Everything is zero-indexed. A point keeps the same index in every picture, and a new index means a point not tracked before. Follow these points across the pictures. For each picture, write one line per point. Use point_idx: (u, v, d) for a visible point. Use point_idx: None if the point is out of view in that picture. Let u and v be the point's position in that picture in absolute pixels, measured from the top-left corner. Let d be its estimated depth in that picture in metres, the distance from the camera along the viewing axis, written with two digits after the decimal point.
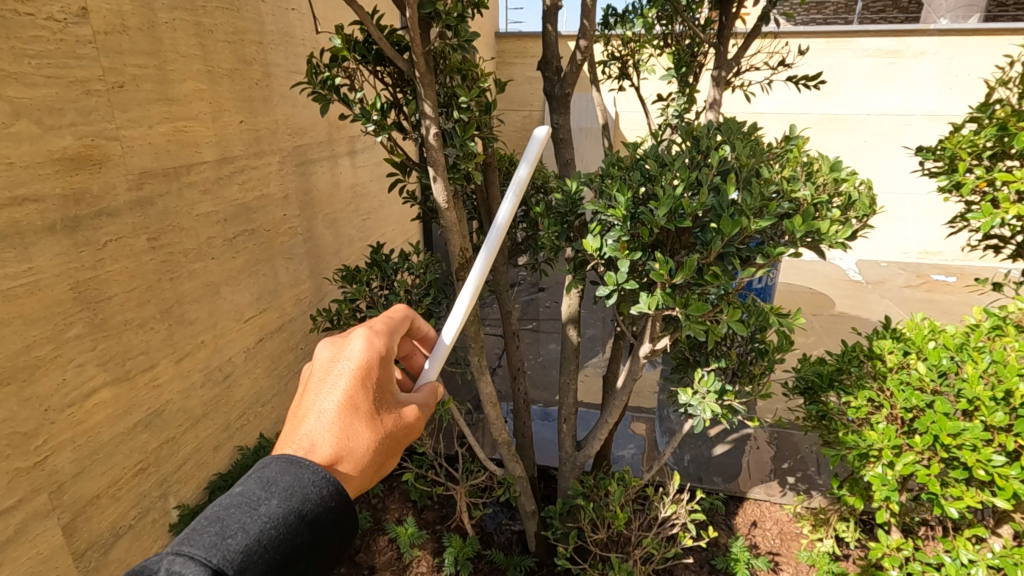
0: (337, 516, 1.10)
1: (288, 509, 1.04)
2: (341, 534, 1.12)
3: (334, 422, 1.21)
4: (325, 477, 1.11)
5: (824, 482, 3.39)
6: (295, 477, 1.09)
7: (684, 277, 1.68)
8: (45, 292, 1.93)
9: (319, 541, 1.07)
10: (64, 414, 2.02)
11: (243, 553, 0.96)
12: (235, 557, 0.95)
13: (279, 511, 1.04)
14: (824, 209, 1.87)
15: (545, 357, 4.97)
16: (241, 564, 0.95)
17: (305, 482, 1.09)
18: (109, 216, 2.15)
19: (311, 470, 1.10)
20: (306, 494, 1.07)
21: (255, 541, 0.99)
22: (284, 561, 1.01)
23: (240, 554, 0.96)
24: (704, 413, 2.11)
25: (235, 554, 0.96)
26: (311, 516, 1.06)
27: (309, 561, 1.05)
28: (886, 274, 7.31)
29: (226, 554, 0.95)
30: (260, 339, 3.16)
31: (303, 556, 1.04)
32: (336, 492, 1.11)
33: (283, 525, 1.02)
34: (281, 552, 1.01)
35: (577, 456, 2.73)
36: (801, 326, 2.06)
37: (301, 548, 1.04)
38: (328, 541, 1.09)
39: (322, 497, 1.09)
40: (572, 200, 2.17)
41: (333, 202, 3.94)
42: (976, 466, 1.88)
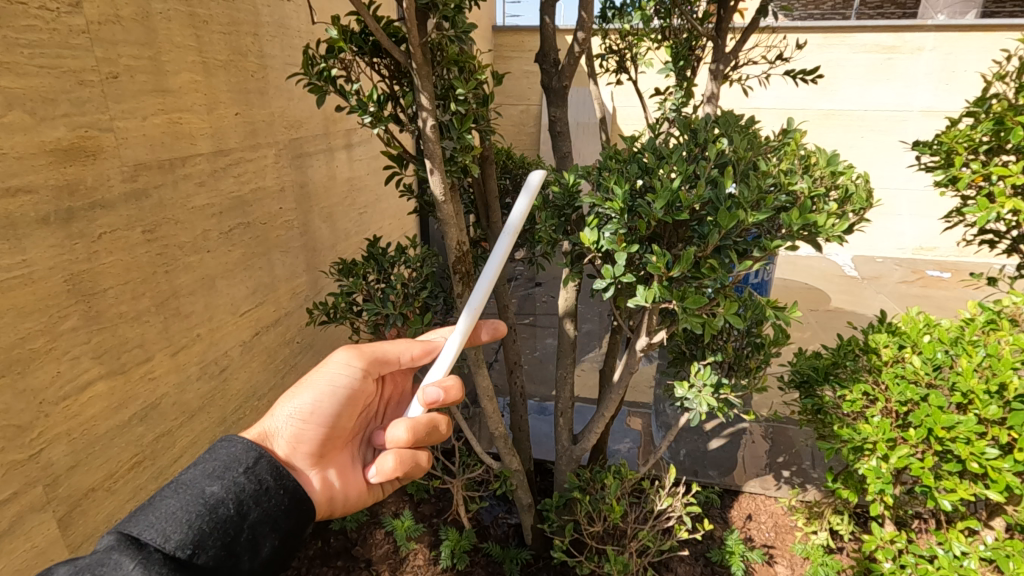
0: (248, 466, 1.36)
1: (201, 473, 1.33)
2: (261, 484, 1.35)
3: None
4: (234, 440, 1.42)
5: (818, 476, 3.41)
6: (210, 451, 1.39)
7: (681, 270, 1.68)
8: (39, 284, 1.92)
9: (233, 491, 1.30)
10: (58, 407, 2.01)
11: (157, 513, 1.22)
12: (147, 519, 1.20)
13: (194, 476, 1.31)
14: (822, 202, 1.87)
15: (542, 351, 4.97)
16: (152, 522, 1.20)
17: (218, 451, 1.38)
18: (104, 208, 2.14)
19: (220, 443, 1.40)
20: (217, 459, 1.36)
21: (170, 503, 1.24)
22: (202, 509, 1.25)
23: (158, 512, 1.22)
24: (700, 406, 2.11)
25: (145, 517, 1.21)
26: (220, 470, 1.33)
27: (232, 506, 1.28)
28: (881, 269, 7.34)
29: (141, 518, 1.21)
30: (256, 333, 3.15)
31: (221, 502, 1.27)
32: (243, 448, 1.39)
33: (199, 483, 1.29)
34: (197, 506, 1.25)
35: (573, 449, 2.73)
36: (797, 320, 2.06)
37: (213, 497, 1.28)
38: (248, 489, 1.33)
39: (231, 458, 1.36)
40: (569, 193, 2.16)
41: (329, 195, 3.93)
42: (969, 458, 1.89)
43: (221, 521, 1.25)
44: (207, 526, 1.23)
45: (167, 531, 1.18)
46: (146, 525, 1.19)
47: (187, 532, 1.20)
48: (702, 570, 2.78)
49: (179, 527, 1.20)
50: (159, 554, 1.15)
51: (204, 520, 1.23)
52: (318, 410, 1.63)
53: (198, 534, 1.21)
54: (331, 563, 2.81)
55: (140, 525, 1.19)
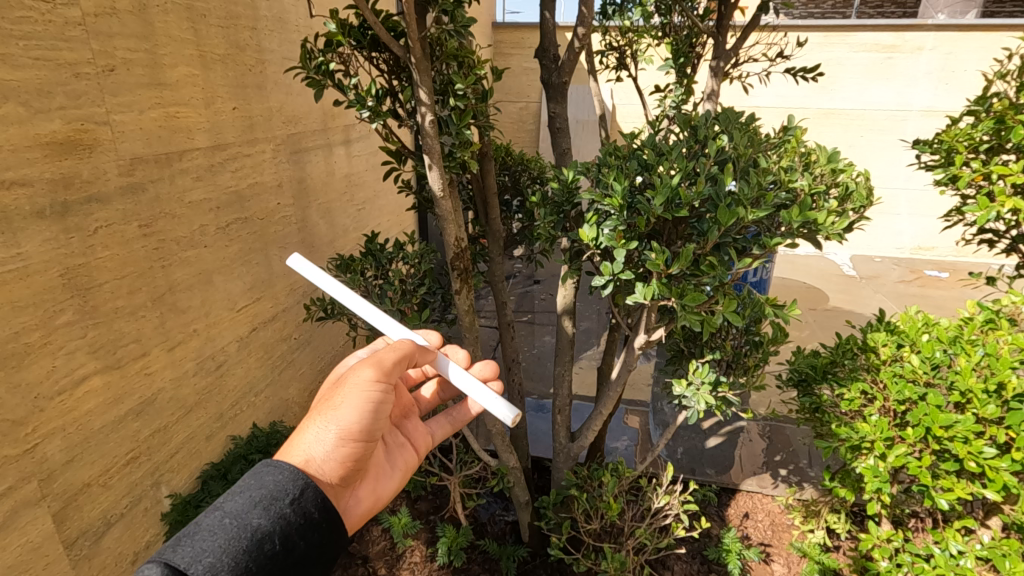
0: (298, 497, 1.17)
1: (245, 500, 1.13)
2: (310, 518, 1.16)
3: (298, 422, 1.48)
4: (280, 464, 1.21)
5: (816, 474, 3.42)
6: (254, 475, 1.19)
7: (680, 267, 1.67)
8: (34, 277, 1.90)
9: (282, 524, 1.12)
10: (53, 401, 2.00)
11: (199, 546, 1.03)
12: (190, 551, 1.02)
13: (239, 506, 1.12)
14: (822, 200, 1.87)
15: (540, 349, 4.97)
16: (196, 556, 1.02)
17: (264, 475, 1.19)
18: (100, 202, 2.12)
19: (266, 467, 1.21)
20: (262, 485, 1.17)
21: (213, 533, 1.06)
22: (248, 544, 1.07)
23: (200, 547, 1.03)
24: (698, 404, 2.11)
25: (189, 551, 1.02)
26: (268, 500, 1.14)
27: (279, 541, 1.10)
28: (879, 269, 7.35)
29: (182, 550, 1.02)
30: (253, 329, 3.14)
31: (269, 537, 1.09)
32: (291, 476, 1.19)
33: (245, 514, 1.10)
34: (244, 542, 1.06)
35: (571, 446, 2.72)
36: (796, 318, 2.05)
37: (260, 530, 1.09)
38: (295, 523, 1.14)
39: (280, 486, 1.17)
40: (568, 189, 2.15)
41: (327, 191, 3.91)
42: (967, 457, 1.89)
43: (266, 561, 1.08)
44: (253, 564, 1.05)
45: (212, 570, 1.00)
46: (191, 558, 1.01)
47: (233, 570, 1.03)
48: (699, 569, 2.78)
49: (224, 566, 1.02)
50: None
51: (250, 559, 1.05)
52: (360, 429, 1.45)
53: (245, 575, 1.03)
54: None
55: (182, 557, 1.01)
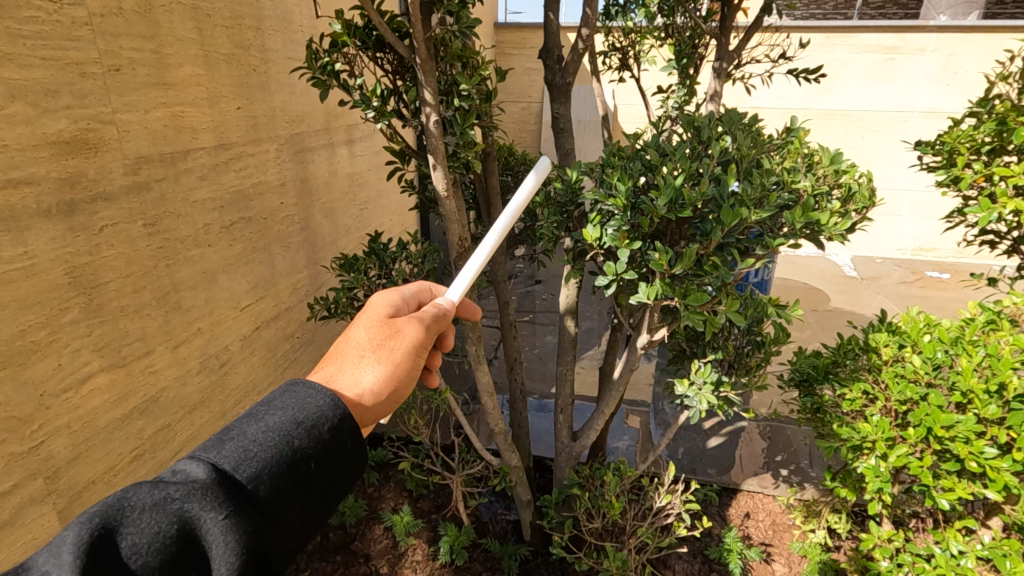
0: (337, 425, 1.16)
1: (287, 417, 1.13)
2: (344, 447, 1.16)
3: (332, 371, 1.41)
4: (321, 389, 1.20)
5: (816, 475, 3.43)
6: (298, 394, 1.19)
7: (683, 267, 1.67)
8: (41, 276, 1.92)
9: (319, 447, 1.12)
10: (59, 399, 2.01)
11: (242, 452, 1.05)
12: (233, 455, 1.04)
13: (279, 419, 1.12)
14: (824, 201, 1.88)
15: (541, 349, 4.98)
16: (239, 460, 1.04)
17: (305, 396, 1.18)
18: (105, 201, 2.13)
19: (307, 387, 1.20)
20: (305, 406, 1.16)
21: (255, 443, 1.07)
22: (286, 461, 1.07)
23: (245, 447, 1.06)
24: (700, 404, 2.13)
25: (232, 455, 1.04)
26: (308, 419, 1.14)
27: (314, 460, 1.11)
28: (881, 269, 7.35)
29: (226, 453, 1.05)
30: (256, 328, 3.15)
31: (305, 458, 1.09)
32: (331, 399, 1.19)
33: (286, 431, 1.10)
34: (281, 451, 1.07)
35: (573, 446, 2.73)
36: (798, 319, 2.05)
37: (299, 451, 1.09)
38: (331, 447, 1.14)
39: (320, 408, 1.16)
40: (572, 189, 2.16)
41: (330, 191, 3.92)
42: (968, 458, 1.89)
43: (299, 477, 1.08)
44: (288, 481, 1.07)
45: (252, 472, 1.03)
46: (235, 462, 1.03)
47: (271, 483, 1.04)
48: (700, 568, 2.80)
49: (264, 474, 1.04)
50: (243, 499, 1.00)
51: (286, 477, 1.06)
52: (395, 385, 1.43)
53: (280, 489, 1.05)
54: (330, 558, 2.83)
55: (227, 460, 1.03)
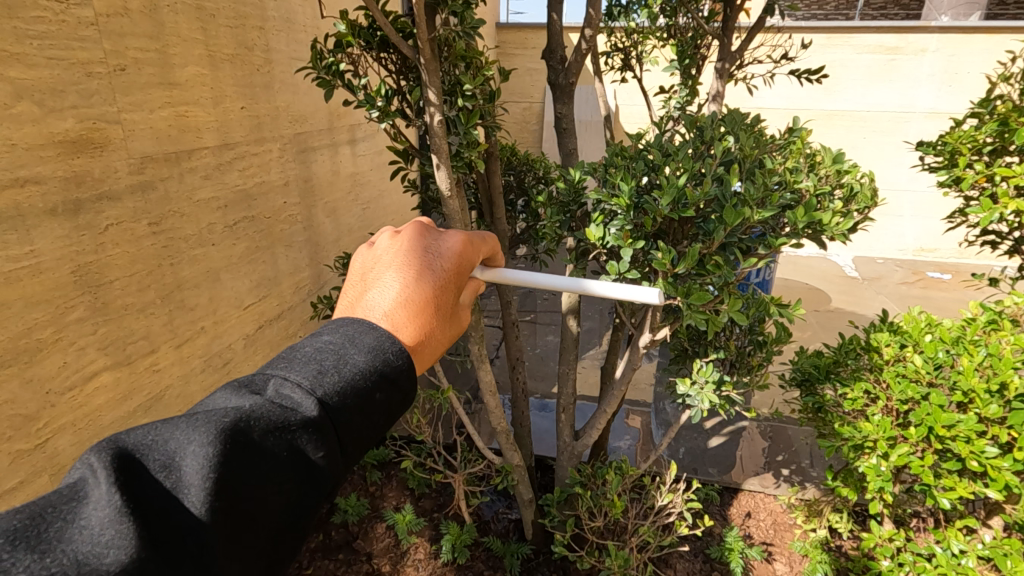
0: (410, 381, 1.18)
1: (378, 362, 1.13)
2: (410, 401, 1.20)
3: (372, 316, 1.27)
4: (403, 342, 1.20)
5: (817, 475, 3.43)
6: (384, 338, 1.17)
7: (686, 266, 1.68)
8: (47, 274, 1.93)
9: (394, 401, 1.15)
10: (64, 397, 2.02)
11: (341, 390, 1.05)
12: (333, 392, 1.05)
13: (371, 364, 1.11)
14: (826, 201, 1.89)
15: (542, 349, 4.99)
16: (339, 399, 1.05)
17: (392, 345, 1.17)
18: (111, 200, 2.15)
19: (392, 342, 1.17)
20: (391, 354, 1.16)
21: (354, 383, 1.07)
22: (372, 409, 1.09)
23: (335, 374, 1.06)
24: (702, 403, 2.14)
25: (332, 393, 1.05)
26: (387, 361, 1.14)
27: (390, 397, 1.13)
28: (881, 270, 7.36)
29: (326, 387, 1.05)
30: (259, 327, 3.16)
31: (383, 408, 1.12)
32: (402, 350, 1.18)
33: (377, 376, 1.11)
34: (372, 398, 1.09)
35: (574, 445, 2.73)
36: (800, 319, 2.05)
37: (382, 401, 1.12)
38: (403, 399, 1.17)
39: (403, 362, 1.17)
40: (575, 189, 2.16)
41: (333, 190, 3.93)
42: (968, 457, 1.90)
43: (377, 423, 1.12)
44: (369, 425, 1.10)
45: (340, 402, 1.04)
46: (335, 399, 1.04)
47: (358, 427, 1.07)
48: (701, 567, 2.80)
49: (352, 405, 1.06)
50: (334, 439, 1.03)
51: (368, 422, 1.09)
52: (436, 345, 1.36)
53: (362, 432, 1.08)
54: (333, 556, 2.85)
55: (328, 396, 1.04)
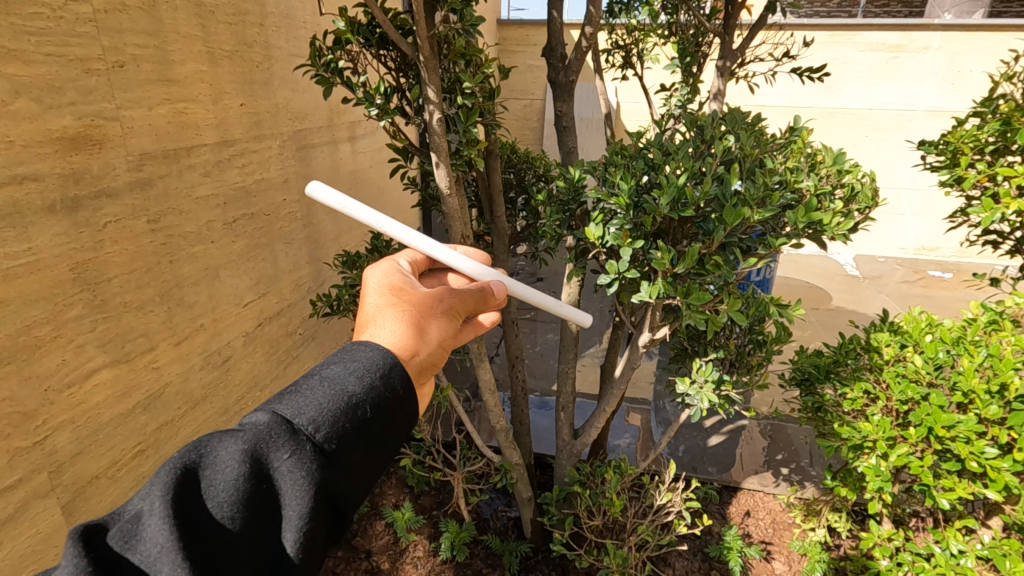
0: (386, 373, 1.21)
1: (340, 370, 1.18)
2: (396, 394, 1.21)
3: (364, 324, 1.41)
4: (370, 345, 1.26)
5: (817, 474, 3.43)
6: (348, 351, 1.24)
7: (686, 266, 1.67)
8: (45, 272, 1.93)
9: (372, 394, 1.16)
10: (63, 394, 2.03)
11: (302, 403, 1.12)
12: (295, 406, 1.11)
13: (332, 372, 1.18)
14: (827, 201, 1.88)
15: (542, 347, 4.99)
16: (302, 410, 1.11)
17: (357, 353, 1.24)
18: (109, 197, 2.14)
19: (358, 346, 1.26)
20: (356, 360, 1.22)
21: (316, 393, 1.13)
22: (342, 407, 1.12)
23: (297, 395, 1.14)
24: (701, 402, 2.14)
25: (293, 407, 1.11)
26: (350, 369, 1.19)
27: (369, 410, 1.15)
28: (882, 269, 7.34)
29: (289, 404, 1.12)
30: (259, 325, 3.15)
31: (360, 403, 1.14)
32: (368, 348, 1.25)
33: (341, 380, 1.16)
34: (337, 399, 1.13)
35: (573, 443, 2.73)
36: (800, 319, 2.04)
37: (354, 397, 1.14)
38: (383, 393, 1.18)
39: (368, 361, 1.22)
40: (575, 188, 2.15)
41: (333, 187, 3.92)
42: (968, 458, 1.90)
43: (358, 421, 1.13)
44: (346, 425, 1.11)
45: (301, 414, 1.10)
46: (297, 410, 1.10)
47: (331, 427, 1.10)
48: (700, 566, 2.81)
49: (322, 423, 1.09)
50: (304, 443, 1.07)
51: (343, 420, 1.11)
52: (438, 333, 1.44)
53: (340, 431, 1.10)
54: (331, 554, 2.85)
55: (291, 410, 1.11)
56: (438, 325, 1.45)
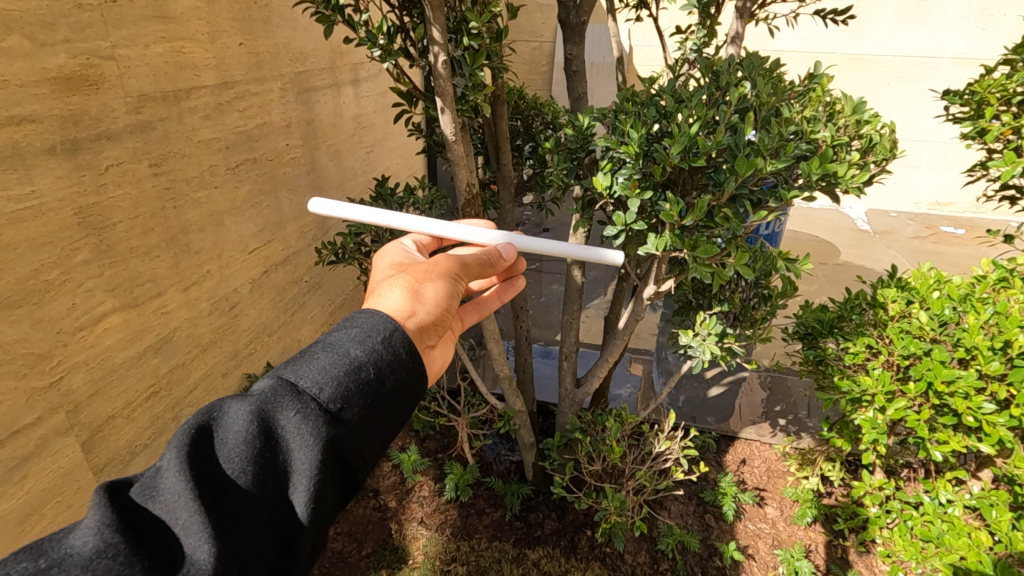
0: (388, 336, 1.25)
1: (343, 336, 1.23)
2: (399, 356, 1.24)
3: (370, 293, 1.49)
4: (372, 312, 1.31)
5: (814, 425, 3.49)
6: (351, 320, 1.29)
7: (694, 219, 1.65)
8: (50, 215, 1.92)
9: (374, 355, 1.21)
10: (75, 337, 2.07)
11: (307, 366, 1.16)
12: (300, 369, 1.16)
13: (336, 338, 1.23)
14: (843, 152, 1.83)
15: (547, 298, 5.01)
16: (307, 372, 1.15)
17: (359, 320, 1.28)
18: (109, 140, 2.11)
19: (360, 311, 1.32)
20: (358, 327, 1.26)
21: (320, 357, 1.18)
22: (347, 368, 1.17)
23: (303, 360, 1.19)
24: (703, 354, 2.19)
25: (298, 370, 1.16)
26: (353, 334, 1.24)
27: (373, 371, 1.19)
28: (894, 224, 7.21)
29: (294, 368, 1.16)
30: (265, 272, 3.16)
31: (364, 365, 1.18)
32: (369, 313, 1.30)
33: (344, 345, 1.21)
34: (341, 362, 1.17)
35: (575, 392, 2.78)
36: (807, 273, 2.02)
37: (357, 358, 1.18)
38: (386, 356, 1.22)
39: (371, 326, 1.26)
40: (583, 136, 2.10)
41: (336, 133, 3.84)
42: (965, 413, 1.93)
43: (364, 381, 1.17)
44: (352, 384, 1.15)
45: (307, 376, 1.14)
46: (302, 373, 1.15)
47: (336, 387, 1.14)
48: (695, 510, 2.93)
49: (326, 384, 1.13)
50: (311, 401, 1.11)
51: (349, 380, 1.15)
52: (438, 295, 1.50)
53: (347, 391, 1.14)
54: None
55: (296, 373, 1.15)
56: (436, 286, 1.50)
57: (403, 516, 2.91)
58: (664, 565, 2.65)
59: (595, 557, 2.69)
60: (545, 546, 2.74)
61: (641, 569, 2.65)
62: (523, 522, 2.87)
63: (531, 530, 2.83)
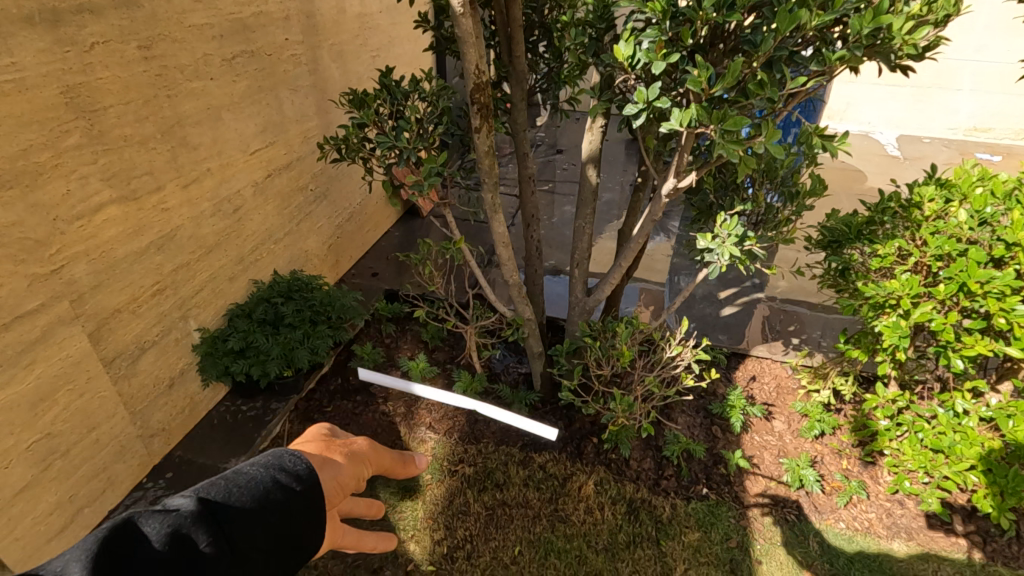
0: (305, 480, 1.07)
1: (249, 473, 1.04)
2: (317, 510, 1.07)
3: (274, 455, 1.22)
4: (282, 450, 1.11)
5: (828, 345, 3.39)
6: (261, 458, 1.10)
7: (724, 86, 1.50)
8: (35, 92, 1.82)
9: (286, 500, 1.02)
10: (73, 225, 2.02)
11: (206, 499, 0.97)
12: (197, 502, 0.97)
13: (243, 473, 1.04)
14: (899, 5, 1.63)
15: (560, 218, 4.89)
16: (207, 507, 0.96)
17: (271, 458, 1.09)
18: (92, 14, 1.96)
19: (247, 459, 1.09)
20: (267, 465, 1.07)
21: (219, 496, 0.99)
22: (255, 510, 0.98)
23: (199, 492, 0.99)
24: (722, 257, 2.09)
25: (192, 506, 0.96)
26: (260, 473, 1.05)
27: (281, 501, 1.02)
28: (929, 149, 6.81)
29: (190, 497, 0.97)
30: (267, 176, 3.04)
31: (273, 501, 1.01)
32: (278, 456, 1.10)
33: (252, 481, 1.02)
34: (247, 501, 0.99)
35: (586, 300, 2.71)
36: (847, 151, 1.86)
37: (269, 504, 1.01)
38: (299, 497, 1.04)
39: (284, 466, 1.07)
40: (604, 6, 1.92)
41: (338, 31, 3.59)
42: (997, 313, 1.85)
43: (277, 523, 0.99)
44: (260, 521, 0.98)
45: (208, 506, 0.96)
46: (201, 500, 0.97)
47: (243, 525, 0.96)
48: (701, 422, 2.91)
49: (222, 508, 0.96)
50: (211, 538, 0.92)
51: (256, 516, 0.98)
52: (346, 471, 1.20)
53: (256, 522, 0.97)
54: (350, 398, 3.01)
55: (192, 500, 0.96)
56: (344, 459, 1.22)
57: (412, 420, 2.93)
58: (668, 471, 2.68)
59: (599, 461, 2.71)
60: (551, 451, 2.75)
61: (645, 474, 2.67)
62: (530, 428, 2.89)
63: (538, 437, 2.84)
